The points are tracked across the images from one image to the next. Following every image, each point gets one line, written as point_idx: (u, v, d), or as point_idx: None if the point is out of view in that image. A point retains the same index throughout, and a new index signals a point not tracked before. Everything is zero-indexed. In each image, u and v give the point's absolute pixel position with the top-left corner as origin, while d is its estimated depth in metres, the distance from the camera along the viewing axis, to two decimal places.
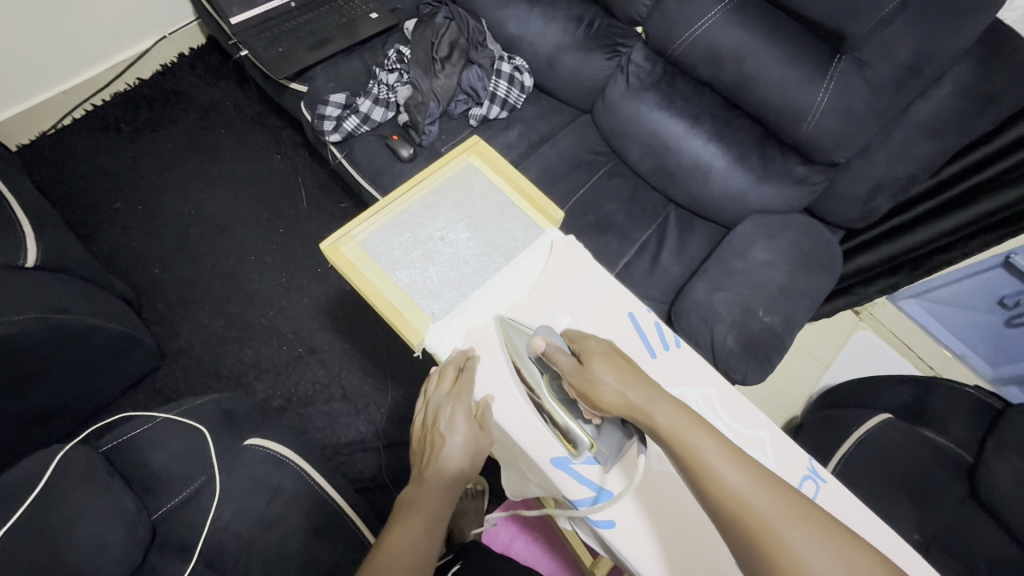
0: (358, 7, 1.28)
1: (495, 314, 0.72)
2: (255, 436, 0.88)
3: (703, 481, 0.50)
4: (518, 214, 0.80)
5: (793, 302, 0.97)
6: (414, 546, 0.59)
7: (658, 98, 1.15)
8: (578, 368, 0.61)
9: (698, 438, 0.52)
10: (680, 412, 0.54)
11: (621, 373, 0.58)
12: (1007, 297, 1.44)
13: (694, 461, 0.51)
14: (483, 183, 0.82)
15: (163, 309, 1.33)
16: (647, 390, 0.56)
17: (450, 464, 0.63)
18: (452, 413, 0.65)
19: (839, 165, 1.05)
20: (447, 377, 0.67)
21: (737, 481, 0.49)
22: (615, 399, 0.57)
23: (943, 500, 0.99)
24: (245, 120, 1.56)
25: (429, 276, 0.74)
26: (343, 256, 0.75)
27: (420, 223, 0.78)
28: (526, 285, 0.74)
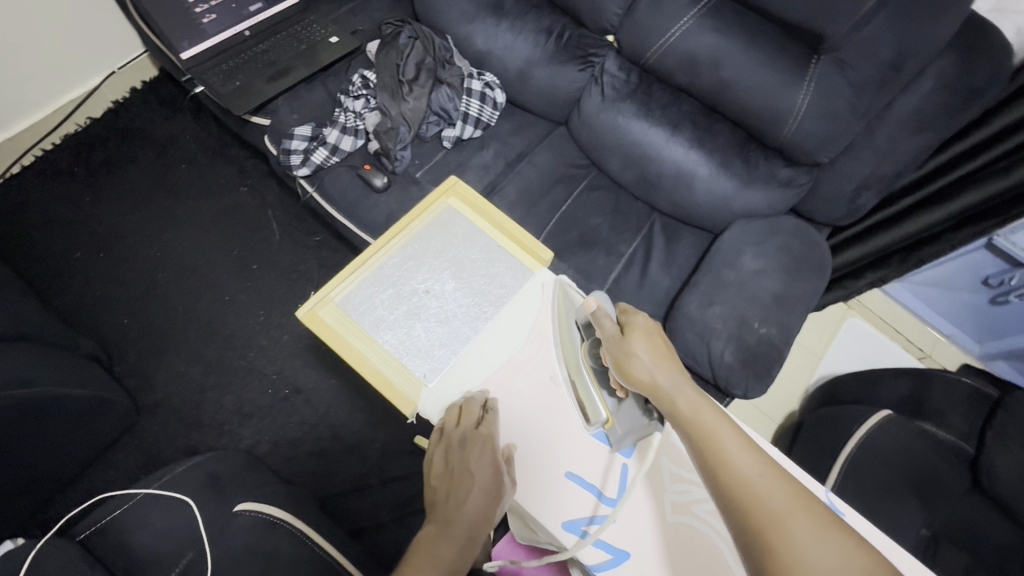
0: (318, 31, 1.22)
1: (489, 371, 0.69)
2: (246, 501, 0.84)
3: (712, 459, 0.50)
4: (505, 257, 0.77)
5: (788, 311, 0.96)
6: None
7: (636, 108, 1.12)
8: (618, 337, 0.62)
9: (715, 421, 0.53)
10: (702, 398, 0.55)
11: (657, 354, 0.59)
12: (991, 276, 1.40)
13: (709, 440, 0.51)
14: (464, 226, 0.79)
15: (137, 361, 1.27)
16: (676, 373, 0.57)
17: (473, 511, 0.56)
18: (480, 453, 0.60)
19: (823, 165, 1.03)
20: (467, 417, 0.64)
21: (746, 464, 0.49)
22: (643, 376, 0.58)
23: (948, 493, 0.99)
24: (207, 153, 1.49)
25: (417, 334, 0.71)
26: (323, 321, 0.71)
27: (402, 277, 0.74)
28: (521, 334, 0.72)
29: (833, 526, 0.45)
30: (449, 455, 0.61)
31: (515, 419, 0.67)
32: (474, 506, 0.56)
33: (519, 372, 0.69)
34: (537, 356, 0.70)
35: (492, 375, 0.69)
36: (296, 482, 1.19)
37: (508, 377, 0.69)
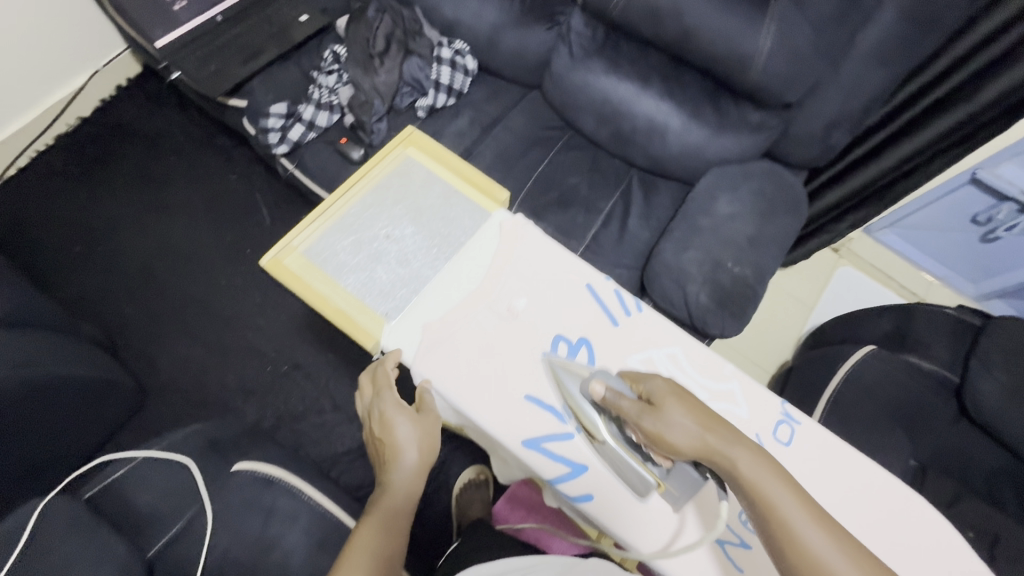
0: (289, 12, 1.24)
1: (448, 304, 0.67)
2: (243, 461, 0.88)
3: (783, 536, 0.48)
4: (462, 200, 0.79)
5: (761, 251, 0.97)
6: (378, 542, 0.58)
7: (605, 64, 1.12)
8: (649, 412, 0.54)
9: (780, 494, 0.49)
10: (765, 462, 0.51)
11: (700, 416, 0.53)
12: (979, 214, 1.38)
13: (778, 516, 0.48)
14: (423, 174, 0.81)
15: (141, 346, 1.31)
16: (729, 436, 0.52)
17: (405, 454, 0.62)
18: (382, 410, 0.64)
19: (793, 106, 1.02)
20: (369, 383, 0.66)
21: (818, 541, 0.47)
22: (690, 446, 0.52)
23: (936, 421, 1.03)
24: (196, 144, 1.53)
25: (378, 276, 0.72)
26: (287, 269, 0.72)
27: (362, 224, 0.76)
28: (477, 268, 0.69)
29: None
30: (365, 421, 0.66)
31: (473, 349, 0.64)
32: (406, 450, 0.62)
33: (476, 304, 0.66)
34: (496, 290, 0.67)
35: (451, 312, 0.66)
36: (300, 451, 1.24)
37: (467, 309, 0.66)
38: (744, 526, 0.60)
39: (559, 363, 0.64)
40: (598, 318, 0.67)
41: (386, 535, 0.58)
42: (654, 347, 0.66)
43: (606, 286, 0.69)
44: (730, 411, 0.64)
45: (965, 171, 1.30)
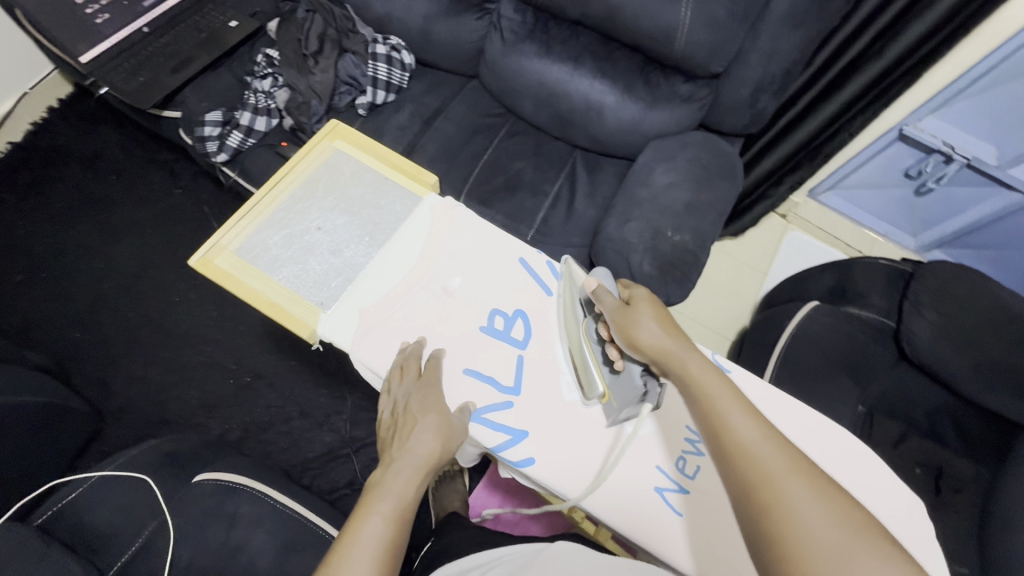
0: (216, 17, 1.23)
1: (384, 288, 0.67)
2: (205, 471, 0.88)
3: (714, 420, 0.50)
4: (392, 187, 0.80)
5: (699, 217, 1.00)
6: (376, 538, 0.50)
7: (537, 47, 1.13)
8: (622, 308, 0.60)
9: (718, 389, 0.52)
10: (713, 367, 0.54)
11: (666, 322, 0.57)
12: (911, 168, 1.43)
13: (712, 404, 0.51)
14: (352, 165, 0.81)
15: (94, 371, 1.28)
16: (686, 342, 0.56)
17: (423, 449, 0.56)
18: (423, 400, 0.59)
19: (719, 75, 1.06)
20: (408, 373, 0.61)
21: (746, 426, 0.49)
22: (650, 344, 0.57)
23: (878, 367, 1.08)
24: (136, 162, 1.49)
25: (312, 267, 0.72)
26: (217, 267, 0.72)
27: (293, 218, 0.76)
28: (410, 250, 0.70)
29: (831, 489, 0.44)
30: (394, 408, 0.60)
31: (411, 330, 0.65)
32: (424, 447, 0.56)
33: (412, 285, 0.67)
34: (431, 271, 0.68)
35: (386, 295, 0.66)
36: (270, 461, 1.22)
37: (403, 292, 0.67)
38: (683, 472, 0.62)
39: (496, 336, 0.66)
40: (532, 291, 0.69)
41: (384, 534, 0.51)
42: None
43: (537, 258, 0.71)
44: None
45: (893, 128, 1.35)
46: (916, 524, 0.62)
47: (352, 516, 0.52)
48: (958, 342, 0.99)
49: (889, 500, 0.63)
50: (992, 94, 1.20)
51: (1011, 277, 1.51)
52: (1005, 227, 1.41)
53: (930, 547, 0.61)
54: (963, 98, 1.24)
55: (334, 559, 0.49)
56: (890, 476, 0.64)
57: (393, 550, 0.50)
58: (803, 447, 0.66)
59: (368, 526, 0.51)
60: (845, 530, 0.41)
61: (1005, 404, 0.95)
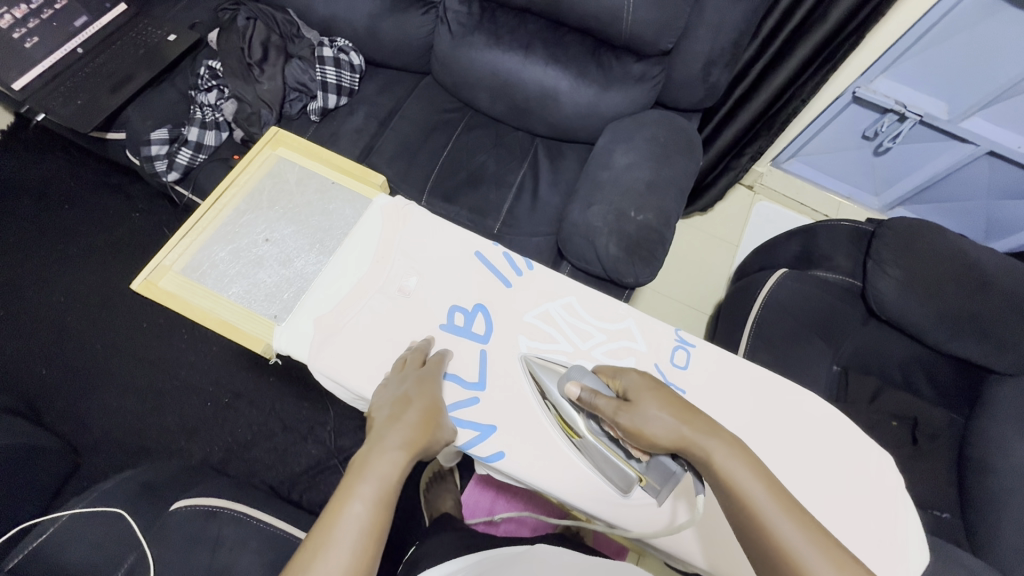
0: (155, 32, 1.19)
1: (338, 296, 0.65)
2: (182, 498, 0.87)
3: (754, 526, 0.46)
4: (341, 191, 0.79)
5: (661, 194, 1.00)
6: (359, 522, 0.45)
7: (486, 38, 1.12)
8: (623, 408, 0.53)
9: (752, 485, 0.47)
10: (742, 454, 0.48)
11: (676, 409, 0.51)
12: (867, 129, 1.45)
13: (749, 509, 0.46)
14: (297, 172, 0.81)
15: (64, 406, 1.24)
16: (704, 426, 0.50)
17: (414, 431, 0.53)
18: (419, 390, 0.57)
19: (670, 52, 1.06)
20: (407, 367, 0.59)
21: (794, 535, 0.44)
22: (666, 437, 0.50)
23: (848, 327, 1.10)
24: (89, 188, 1.45)
25: (262, 280, 0.72)
26: (163, 289, 0.71)
27: (240, 232, 0.75)
28: (364, 253, 0.68)
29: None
30: (387, 394, 0.57)
31: (369, 336, 0.63)
32: (414, 429, 0.53)
33: (366, 289, 0.66)
34: (385, 274, 0.67)
35: (340, 303, 0.65)
36: (256, 479, 1.20)
37: (360, 298, 0.65)
38: None
39: (456, 333, 0.65)
40: (489, 283, 0.68)
41: (367, 517, 0.46)
42: (548, 301, 0.68)
43: (493, 250, 0.70)
44: (628, 348, 0.67)
45: (847, 91, 1.36)
46: (885, 475, 0.63)
47: (334, 496, 0.47)
48: (922, 295, 1.01)
49: (857, 452, 0.64)
50: (937, 50, 1.22)
51: (971, 228, 1.55)
52: (961, 179, 1.44)
53: (898, 494, 0.63)
54: (910, 56, 1.25)
55: (315, 542, 0.44)
56: (856, 431, 0.65)
57: (377, 537, 0.46)
58: (771, 412, 0.65)
59: (351, 508, 0.46)
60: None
61: (971, 350, 1.00)
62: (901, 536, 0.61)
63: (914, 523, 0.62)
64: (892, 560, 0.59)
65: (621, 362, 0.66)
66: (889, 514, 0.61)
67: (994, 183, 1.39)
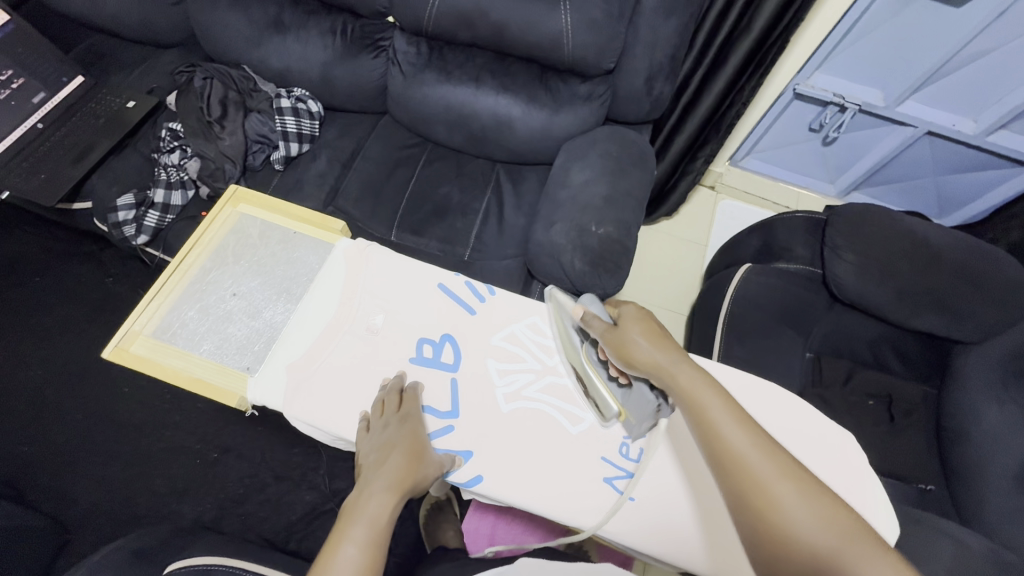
0: (113, 101, 1.22)
1: (308, 342, 0.66)
2: (177, 560, 0.86)
3: (706, 429, 0.53)
4: (304, 240, 0.82)
5: (619, 207, 1.04)
6: (352, 563, 0.50)
7: (436, 74, 1.16)
8: (611, 330, 0.61)
9: (709, 398, 0.54)
10: (703, 376, 0.56)
11: (654, 336, 0.58)
12: (813, 122, 1.52)
13: (705, 418, 0.53)
14: (258, 225, 0.83)
15: (48, 482, 1.21)
16: (675, 353, 0.57)
17: (397, 474, 0.55)
18: (399, 431, 0.59)
19: (612, 71, 1.11)
20: (388, 408, 0.61)
21: (741, 440, 0.51)
22: (642, 359, 0.58)
23: (815, 314, 1.14)
24: (60, 259, 1.45)
25: (233, 335, 0.73)
26: (134, 354, 0.72)
27: (207, 289, 0.77)
28: (331, 298, 0.70)
29: (823, 499, 0.48)
30: (372, 436, 0.59)
31: (342, 378, 0.65)
32: (398, 471, 0.55)
33: (337, 331, 0.67)
34: (353, 314, 0.69)
35: (310, 348, 0.66)
36: (252, 532, 1.18)
37: (331, 340, 0.67)
38: (627, 457, 0.64)
39: (427, 364, 0.67)
40: (454, 313, 0.70)
41: (360, 559, 0.50)
42: (512, 323, 0.71)
43: (456, 281, 0.73)
44: None
45: (788, 89, 1.43)
46: (849, 453, 0.67)
47: (326, 545, 0.52)
48: (878, 276, 1.06)
49: (819, 435, 0.68)
50: (866, 42, 1.29)
51: (925, 204, 1.63)
52: (907, 159, 1.51)
53: (864, 470, 0.66)
54: (841, 52, 1.32)
55: None
56: (816, 415, 0.69)
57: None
58: None
59: (343, 552, 0.50)
60: (832, 540, 0.46)
61: (933, 324, 1.05)
62: (871, 511, 0.64)
63: (882, 496, 0.65)
64: None
65: None
66: (857, 490, 0.65)
67: (938, 160, 1.47)
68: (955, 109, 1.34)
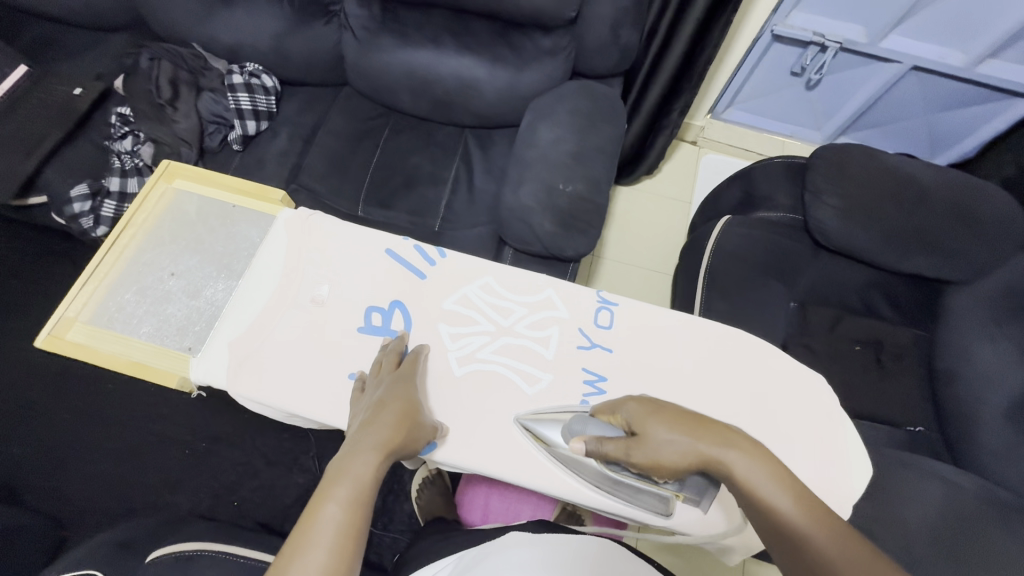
0: (60, 89, 1.17)
1: (251, 318, 0.64)
2: (156, 550, 0.86)
3: (786, 540, 0.47)
4: (241, 213, 0.84)
5: (589, 164, 1.00)
6: (334, 522, 0.46)
7: (393, 37, 1.10)
8: (634, 444, 0.52)
9: (777, 494, 0.48)
10: (761, 460, 0.49)
11: (685, 426, 0.51)
12: (795, 65, 1.45)
13: (778, 518, 0.47)
14: (194, 201, 0.85)
15: (40, 480, 1.21)
16: (719, 440, 0.50)
17: (389, 430, 0.53)
18: (393, 395, 0.56)
19: (575, 21, 1.05)
20: (384, 371, 0.59)
21: (827, 544, 0.45)
22: (683, 460, 0.51)
23: (800, 263, 1.10)
24: (31, 260, 1.42)
25: (173, 316, 0.78)
26: (70, 341, 0.76)
27: (142, 272, 0.80)
28: (274, 269, 0.67)
29: None
30: (367, 399, 0.57)
31: (289, 351, 0.62)
32: (387, 431, 0.53)
33: (282, 305, 0.64)
34: (298, 285, 0.66)
35: (254, 323, 0.63)
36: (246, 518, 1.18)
37: (276, 315, 0.64)
38: None
39: (376, 333, 0.64)
40: (403, 279, 0.68)
41: (344, 518, 0.47)
42: (464, 285, 0.68)
43: (404, 245, 0.69)
44: (552, 317, 0.66)
45: (766, 32, 1.36)
46: (819, 394, 0.65)
47: (309, 502, 0.48)
48: (862, 218, 1.02)
49: (789, 379, 0.65)
50: None
51: (916, 144, 1.57)
52: (894, 97, 1.45)
53: (834, 410, 0.64)
54: None
55: (292, 543, 0.45)
56: (784, 359, 0.66)
57: (354, 536, 0.46)
58: (697, 354, 0.65)
59: (325, 511, 0.46)
60: None
61: (922, 265, 1.01)
62: (841, 451, 0.62)
63: (852, 433, 0.64)
64: (837, 474, 0.61)
65: (545, 332, 0.66)
66: (828, 430, 0.63)
67: (927, 96, 1.41)
68: (943, 41, 1.28)
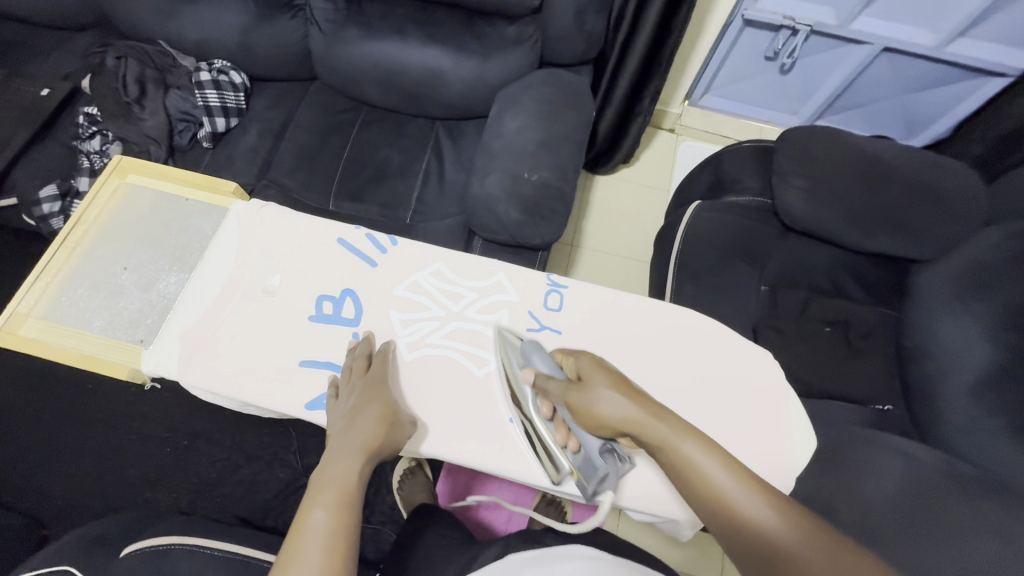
0: (28, 90, 1.17)
1: (201, 309, 0.64)
2: (129, 545, 0.87)
3: (715, 504, 0.50)
4: (194, 206, 0.86)
5: (555, 152, 1.00)
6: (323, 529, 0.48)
7: (358, 29, 1.10)
8: (571, 389, 0.57)
9: (706, 462, 0.51)
10: (689, 431, 0.53)
11: (625, 393, 0.55)
12: (767, 50, 1.46)
13: (710, 485, 0.50)
14: (150, 196, 0.87)
15: (21, 482, 1.22)
16: (651, 408, 0.54)
17: (366, 434, 0.54)
18: (365, 399, 0.57)
19: (538, 10, 1.05)
20: (355, 373, 0.60)
21: (756, 507, 0.49)
22: (618, 423, 0.54)
23: (770, 246, 1.11)
24: (7, 262, 1.42)
25: (128, 308, 0.79)
26: (27, 335, 0.79)
27: (96, 267, 0.82)
28: (226, 261, 0.67)
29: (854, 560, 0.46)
30: (341, 405, 0.58)
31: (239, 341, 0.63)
32: (366, 435, 0.54)
33: (233, 296, 0.65)
34: (249, 276, 0.66)
35: (204, 314, 0.64)
36: (229, 511, 1.19)
37: (227, 306, 0.64)
38: None
39: (326, 321, 0.65)
40: (354, 267, 0.68)
41: (333, 524, 0.48)
42: (414, 271, 0.68)
43: (356, 234, 0.70)
44: (501, 301, 0.67)
45: (736, 17, 1.35)
46: (767, 372, 0.66)
47: (295, 515, 0.49)
48: (828, 200, 1.02)
49: (737, 357, 0.66)
50: None
51: (891, 127, 1.57)
52: (867, 80, 1.45)
53: (781, 387, 0.65)
54: None
55: (286, 554, 0.47)
56: (733, 337, 0.67)
57: (346, 539, 0.48)
58: (647, 333, 0.66)
59: (313, 519, 0.48)
60: None
61: (888, 245, 1.02)
62: (786, 426, 0.63)
63: (799, 410, 0.64)
64: (783, 449, 0.62)
65: (494, 316, 0.67)
66: (774, 406, 0.64)
67: (899, 78, 1.41)
68: (911, 21, 1.28)
